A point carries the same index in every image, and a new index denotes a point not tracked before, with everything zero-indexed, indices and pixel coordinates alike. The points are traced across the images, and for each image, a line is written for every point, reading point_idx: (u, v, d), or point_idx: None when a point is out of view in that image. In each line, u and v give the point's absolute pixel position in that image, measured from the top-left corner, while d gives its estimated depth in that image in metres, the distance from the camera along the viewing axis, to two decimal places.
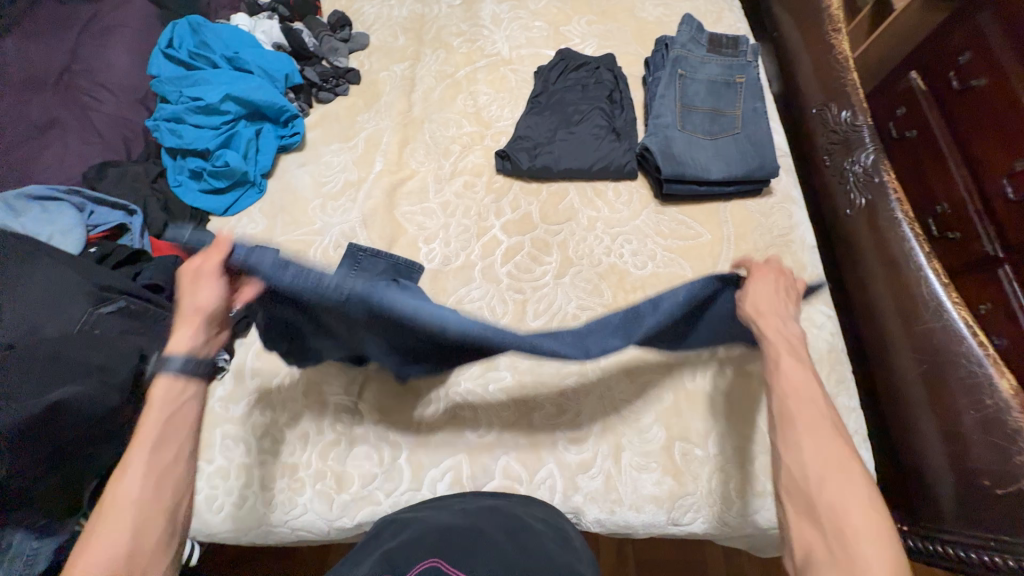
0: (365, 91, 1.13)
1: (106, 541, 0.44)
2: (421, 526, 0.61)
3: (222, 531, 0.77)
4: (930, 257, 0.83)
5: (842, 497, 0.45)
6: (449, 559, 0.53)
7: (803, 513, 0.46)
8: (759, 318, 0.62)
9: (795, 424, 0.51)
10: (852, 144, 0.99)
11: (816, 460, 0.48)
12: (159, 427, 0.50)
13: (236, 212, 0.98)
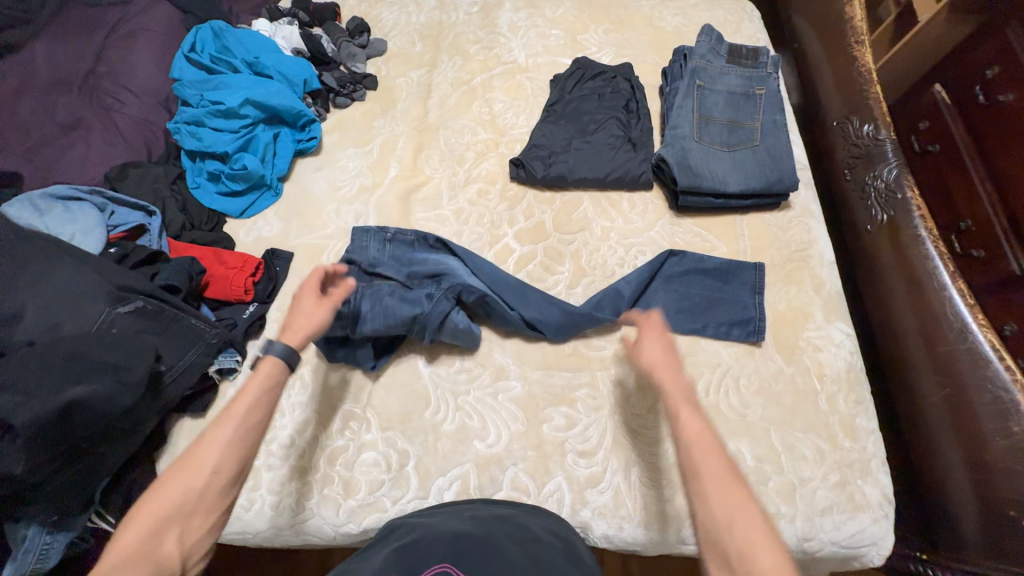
0: (381, 96, 1.14)
1: (191, 472, 0.50)
2: (428, 531, 0.61)
3: (231, 532, 0.77)
4: (955, 276, 0.80)
5: (750, 537, 0.44)
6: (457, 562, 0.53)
7: (719, 561, 0.45)
8: (655, 371, 0.60)
9: (700, 475, 0.49)
10: (873, 158, 0.97)
11: (722, 504, 0.46)
12: (260, 387, 0.56)
13: (253, 215, 0.99)
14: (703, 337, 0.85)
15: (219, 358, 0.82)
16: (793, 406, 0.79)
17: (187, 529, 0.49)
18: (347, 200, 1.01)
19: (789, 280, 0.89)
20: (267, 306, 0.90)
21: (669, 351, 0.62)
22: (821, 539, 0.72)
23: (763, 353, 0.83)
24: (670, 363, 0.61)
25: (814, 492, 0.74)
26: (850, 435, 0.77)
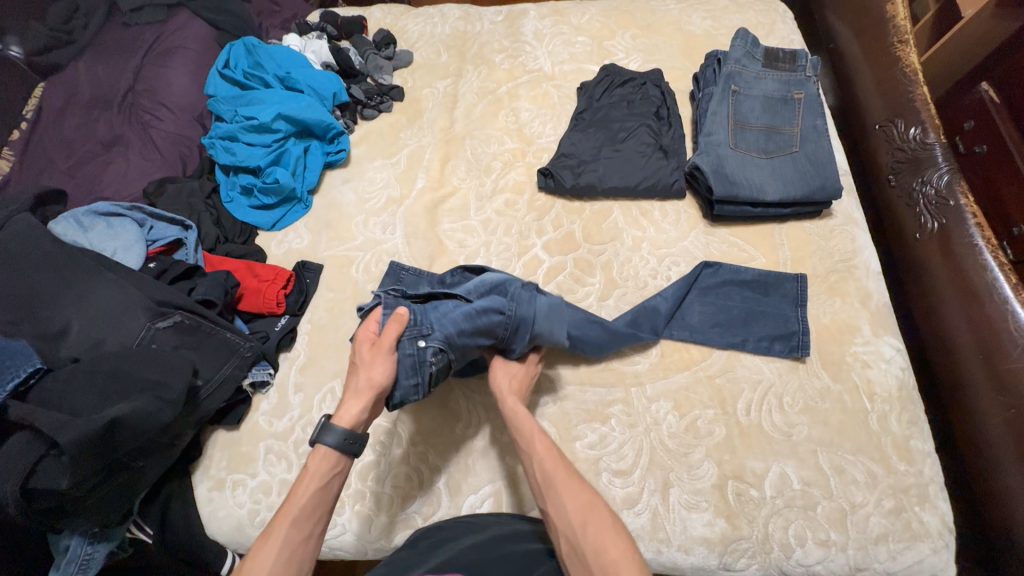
0: (408, 108, 1.14)
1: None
2: (457, 547, 0.58)
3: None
4: (1018, 289, 0.76)
5: (601, 537, 0.55)
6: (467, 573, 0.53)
7: (573, 552, 0.56)
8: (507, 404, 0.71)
9: (555, 485, 0.60)
10: (921, 163, 0.93)
11: (574, 510, 0.58)
12: (309, 497, 0.60)
13: (284, 227, 1.00)
14: (743, 352, 0.82)
15: (252, 371, 0.83)
16: (840, 427, 0.75)
17: None
18: (375, 212, 1.01)
19: (833, 292, 0.85)
20: (298, 318, 0.91)
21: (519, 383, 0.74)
22: (875, 569, 0.68)
23: (807, 370, 0.80)
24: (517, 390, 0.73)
25: (866, 519, 0.70)
26: (904, 457, 0.73)
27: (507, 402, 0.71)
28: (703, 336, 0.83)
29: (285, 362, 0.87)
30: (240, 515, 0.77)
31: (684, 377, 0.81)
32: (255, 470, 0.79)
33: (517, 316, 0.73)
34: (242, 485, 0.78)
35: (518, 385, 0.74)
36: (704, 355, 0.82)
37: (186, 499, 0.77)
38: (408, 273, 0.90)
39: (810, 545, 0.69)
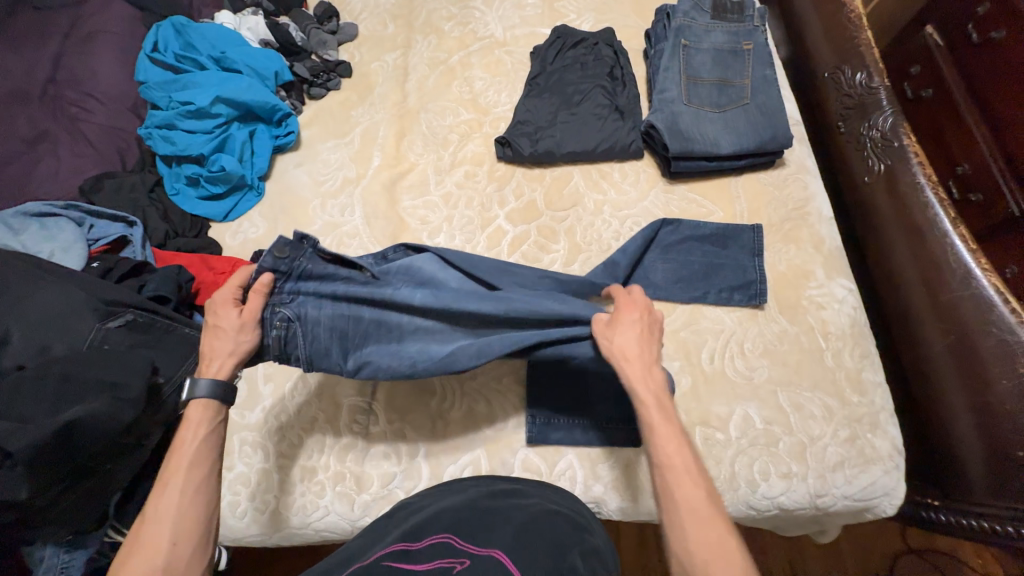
0: (358, 83, 1.10)
1: (154, 542, 0.51)
2: (432, 509, 0.60)
3: (250, 536, 0.77)
4: (956, 223, 0.80)
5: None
6: (462, 536, 0.53)
7: None
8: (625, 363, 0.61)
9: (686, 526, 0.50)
10: (867, 108, 0.95)
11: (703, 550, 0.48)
12: (198, 442, 0.57)
13: (237, 217, 0.97)
14: (705, 305, 0.84)
15: None
16: (798, 366, 0.79)
17: None
18: (332, 194, 0.99)
19: (788, 240, 0.87)
20: None
21: (644, 340, 0.63)
22: (834, 495, 0.73)
23: (766, 316, 0.82)
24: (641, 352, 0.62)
25: (823, 449, 0.74)
26: (857, 389, 0.77)
27: (654, 397, 0.58)
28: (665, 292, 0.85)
29: None
30: (222, 507, 0.77)
31: None
32: (232, 462, 0.79)
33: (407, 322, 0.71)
34: None
35: (640, 345, 0.63)
36: (669, 311, 0.84)
37: None
38: None
39: (774, 479, 0.73)
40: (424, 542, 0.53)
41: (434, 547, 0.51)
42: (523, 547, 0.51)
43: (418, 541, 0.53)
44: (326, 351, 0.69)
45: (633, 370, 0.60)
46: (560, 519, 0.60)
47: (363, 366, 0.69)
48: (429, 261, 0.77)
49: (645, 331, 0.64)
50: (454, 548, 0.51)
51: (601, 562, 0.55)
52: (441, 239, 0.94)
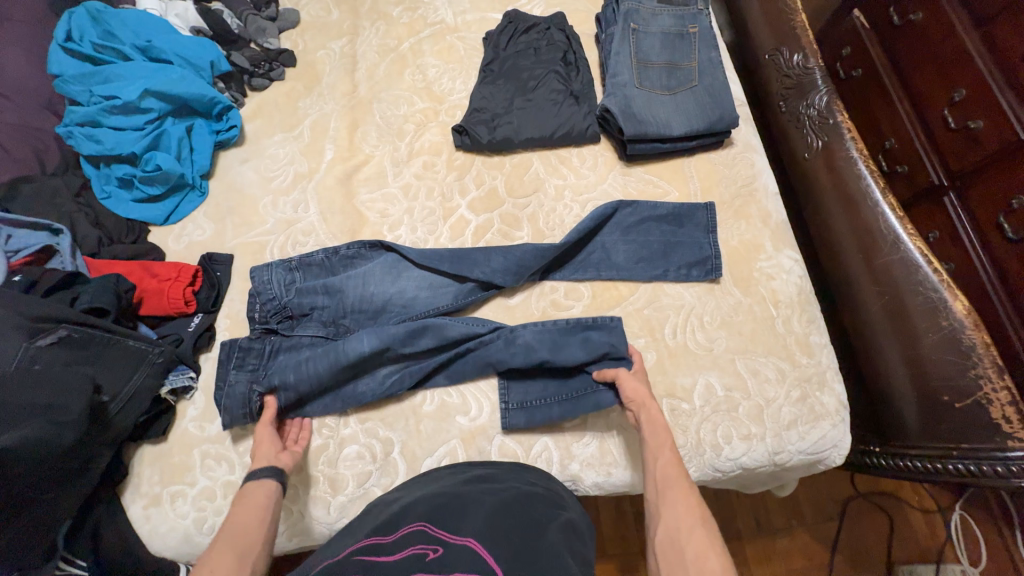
0: (303, 73, 1.05)
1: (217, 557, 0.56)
2: (404, 501, 0.60)
3: (277, 541, 0.74)
4: (885, 193, 0.87)
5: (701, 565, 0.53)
6: (435, 525, 0.53)
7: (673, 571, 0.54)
8: (642, 408, 0.71)
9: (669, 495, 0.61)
10: (805, 87, 1.01)
11: (685, 518, 0.58)
12: (260, 495, 0.64)
13: (180, 219, 0.91)
14: (666, 282, 0.87)
15: (170, 377, 0.77)
16: (753, 334, 0.84)
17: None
18: (283, 190, 0.94)
19: (739, 216, 0.92)
20: (214, 315, 0.84)
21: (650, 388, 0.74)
22: (790, 451, 0.78)
23: (722, 289, 0.87)
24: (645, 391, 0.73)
25: (778, 409, 0.80)
26: (806, 351, 0.83)
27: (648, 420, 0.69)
28: (628, 272, 0.88)
29: (207, 363, 0.82)
30: (186, 526, 0.73)
31: (616, 313, 0.85)
32: (194, 478, 0.75)
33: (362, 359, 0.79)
34: (182, 496, 0.74)
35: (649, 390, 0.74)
36: (632, 290, 0.87)
37: (119, 524, 0.72)
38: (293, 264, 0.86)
39: (735, 441, 0.78)
40: (398, 533, 0.52)
41: (406, 537, 0.51)
42: (498, 529, 0.52)
43: (391, 534, 0.53)
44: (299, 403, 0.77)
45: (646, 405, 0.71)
46: (536, 499, 0.61)
47: (337, 405, 0.79)
48: (378, 291, 0.85)
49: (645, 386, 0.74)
50: (428, 536, 0.51)
51: (574, 537, 0.57)
52: (403, 232, 0.92)
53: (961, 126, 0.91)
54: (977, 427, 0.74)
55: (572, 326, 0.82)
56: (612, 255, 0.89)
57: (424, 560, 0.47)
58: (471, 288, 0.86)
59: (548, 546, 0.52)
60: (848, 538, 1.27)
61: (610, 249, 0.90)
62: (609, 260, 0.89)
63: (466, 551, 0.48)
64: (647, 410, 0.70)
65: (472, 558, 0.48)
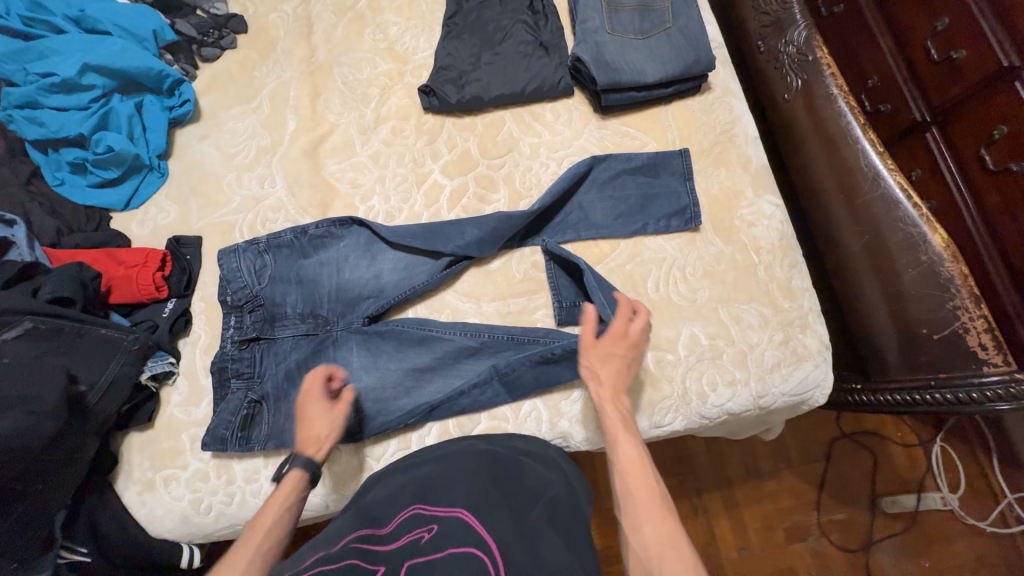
0: (256, 39, 0.99)
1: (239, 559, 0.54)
2: (394, 484, 0.62)
3: (221, 530, 0.75)
4: (866, 128, 0.85)
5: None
6: (425, 506, 0.55)
7: None
8: (598, 386, 0.68)
9: (635, 505, 0.56)
10: (783, 24, 0.97)
11: (655, 543, 0.53)
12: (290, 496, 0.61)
13: (142, 203, 0.88)
14: (646, 236, 0.86)
15: (149, 364, 0.76)
16: (736, 282, 0.83)
17: None
18: (246, 166, 0.90)
19: (718, 163, 0.90)
20: (188, 299, 0.83)
21: (619, 364, 0.69)
22: (773, 394, 0.80)
23: (703, 239, 0.86)
24: (614, 374, 0.68)
25: (760, 354, 0.80)
26: (788, 296, 0.83)
27: (603, 408, 0.66)
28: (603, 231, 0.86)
29: (186, 348, 0.81)
30: (184, 507, 0.73)
31: (598, 270, 0.85)
32: (186, 461, 0.75)
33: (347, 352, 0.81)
34: (175, 479, 0.74)
35: (622, 365, 0.69)
36: (612, 247, 0.86)
37: (115, 510, 0.72)
38: (259, 248, 0.83)
39: (720, 387, 0.79)
40: (392, 521, 0.53)
41: (405, 521, 0.53)
42: (486, 502, 0.55)
43: (386, 521, 0.54)
44: (288, 399, 0.78)
45: (603, 394, 0.67)
46: (525, 469, 0.64)
47: None
48: (353, 277, 0.83)
49: (623, 361, 0.69)
50: (421, 519, 0.53)
51: (565, 502, 0.59)
52: (375, 202, 0.89)
53: (943, 57, 0.90)
54: (954, 357, 0.75)
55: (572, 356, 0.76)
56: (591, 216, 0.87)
57: (420, 542, 0.49)
58: (446, 265, 0.84)
59: (534, 523, 0.53)
60: (835, 476, 1.32)
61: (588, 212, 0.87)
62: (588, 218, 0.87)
63: (456, 524, 0.51)
64: (606, 406, 0.66)
65: (462, 530, 0.50)
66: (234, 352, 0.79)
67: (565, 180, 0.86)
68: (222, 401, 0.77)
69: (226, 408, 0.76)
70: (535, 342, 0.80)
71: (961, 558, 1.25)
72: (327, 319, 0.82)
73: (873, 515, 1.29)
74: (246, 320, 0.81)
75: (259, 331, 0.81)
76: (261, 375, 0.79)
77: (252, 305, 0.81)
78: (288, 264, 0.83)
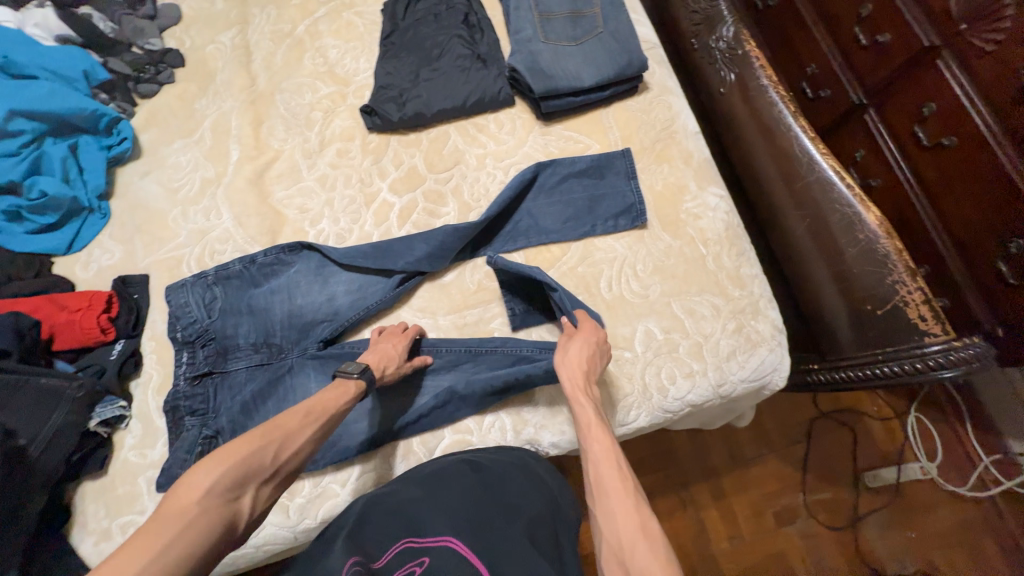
0: (194, 72, 0.99)
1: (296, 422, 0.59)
2: (388, 505, 0.64)
3: None
4: (797, 116, 0.88)
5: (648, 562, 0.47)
6: (418, 536, 0.59)
7: None
8: (573, 376, 0.68)
9: (608, 495, 0.54)
10: (713, 20, 1.00)
11: (628, 532, 0.50)
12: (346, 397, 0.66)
13: (84, 246, 0.86)
14: (596, 237, 0.87)
15: (98, 409, 0.74)
16: (687, 275, 0.84)
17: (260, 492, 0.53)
18: (191, 200, 0.89)
19: (661, 160, 0.91)
20: (137, 339, 0.81)
21: (592, 355, 0.71)
22: (732, 381, 0.81)
23: (651, 235, 0.87)
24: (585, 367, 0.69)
25: (715, 343, 0.82)
26: (737, 284, 0.85)
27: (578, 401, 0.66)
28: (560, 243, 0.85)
29: (138, 390, 0.79)
30: None
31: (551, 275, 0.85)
32: (143, 506, 0.73)
33: (303, 378, 0.79)
34: (134, 526, 0.72)
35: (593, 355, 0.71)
36: (564, 250, 0.87)
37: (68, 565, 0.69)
38: (207, 281, 0.82)
39: (679, 380, 0.80)
40: (388, 555, 0.56)
41: (396, 555, 0.56)
42: (471, 525, 0.59)
43: (382, 554, 0.57)
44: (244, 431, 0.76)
45: (577, 385, 0.67)
46: (508, 486, 0.68)
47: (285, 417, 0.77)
48: (306, 302, 0.83)
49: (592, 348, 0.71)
50: (414, 551, 0.56)
51: (543, 518, 0.64)
52: (325, 225, 0.89)
53: (872, 41, 0.94)
54: (899, 331, 0.77)
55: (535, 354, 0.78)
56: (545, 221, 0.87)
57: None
58: (398, 282, 0.84)
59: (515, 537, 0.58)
60: (816, 456, 1.34)
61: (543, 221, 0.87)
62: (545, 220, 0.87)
63: (444, 551, 0.55)
64: (580, 399, 0.66)
65: (451, 555, 0.55)
66: (188, 389, 0.77)
67: (512, 189, 0.86)
68: (175, 440, 0.75)
69: (179, 446, 0.73)
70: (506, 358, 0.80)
71: (945, 525, 1.27)
72: (281, 348, 0.81)
73: (856, 491, 1.31)
74: (198, 355, 0.80)
75: (213, 365, 0.80)
76: (217, 409, 0.77)
77: (203, 339, 0.80)
78: (237, 295, 0.82)
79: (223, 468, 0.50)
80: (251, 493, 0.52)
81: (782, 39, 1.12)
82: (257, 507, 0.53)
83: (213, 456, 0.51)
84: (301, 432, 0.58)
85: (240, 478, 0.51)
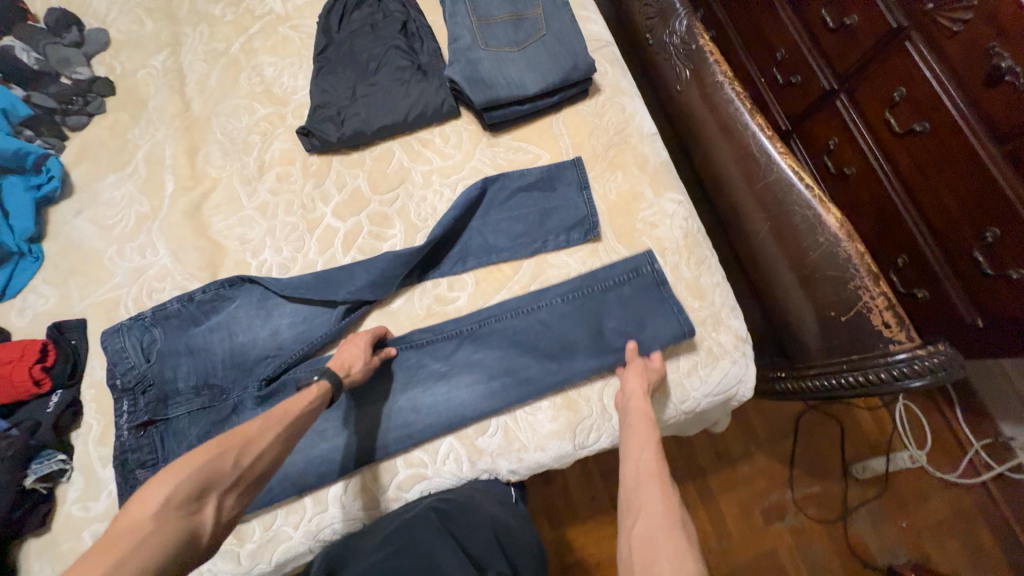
0: (125, 101, 0.94)
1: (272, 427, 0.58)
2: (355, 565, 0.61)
3: None
4: (753, 113, 0.84)
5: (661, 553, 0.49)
6: None
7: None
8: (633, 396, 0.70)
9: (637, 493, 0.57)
10: (667, 13, 0.95)
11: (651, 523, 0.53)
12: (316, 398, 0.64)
13: (17, 292, 0.83)
14: (548, 253, 0.84)
15: (33, 466, 0.71)
16: (644, 288, 0.81)
17: (222, 502, 0.50)
18: (127, 237, 0.86)
19: (614, 166, 0.87)
20: (75, 388, 0.78)
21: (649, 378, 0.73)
22: (694, 397, 0.78)
23: (606, 248, 0.84)
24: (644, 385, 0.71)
25: (674, 358, 0.79)
26: (697, 294, 0.81)
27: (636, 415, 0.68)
28: (646, 285, 0.80)
29: (80, 440, 0.77)
30: None
31: (502, 296, 0.82)
32: None
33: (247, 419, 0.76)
34: None
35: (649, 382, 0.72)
36: (515, 269, 0.83)
37: None
38: (145, 322, 0.79)
39: None
40: None
41: None
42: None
43: None
44: None
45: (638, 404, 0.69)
46: (474, 533, 0.64)
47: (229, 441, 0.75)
48: (249, 339, 0.80)
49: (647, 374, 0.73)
50: None
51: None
52: (267, 255, 0.85)
53: (839, 23, 0.88)
54: (866, 335, 0.74)
55: (494, 366, 0.79)
56: (642, 257, 0.81)
57: None
58: (344, 312, 0.81)
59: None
60: (804, 452, 1.31)
61: (635, 258, 0.81)
62: (651, 261, 0.81)
63: None
64: (634, 408, 0.69)
65: None
66: (130, 439, 0.75)
67: (458, 209, 0.83)
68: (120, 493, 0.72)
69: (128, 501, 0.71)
70: (447, 339, 0.80)
71: (940, 514, 1.24)
72: (223, 390, 0.78)
73: (846, 483, 1.28)
74: (139, 402, 0.77)
75: (153, 413, 0.76)
76: (161, 459, 0.74)
77: (144, 385, 0.77)
78: (177, 335, 0.79)
79: (179, 479, 0.48)
80: (214, 504, 0.50)
81: (751, 22, 1.06)
82: (222, 517, 0.50)
83: (168, 468, 0.48)
84: (265, 434, 0.56)
85: (200, 487, 0.49)
